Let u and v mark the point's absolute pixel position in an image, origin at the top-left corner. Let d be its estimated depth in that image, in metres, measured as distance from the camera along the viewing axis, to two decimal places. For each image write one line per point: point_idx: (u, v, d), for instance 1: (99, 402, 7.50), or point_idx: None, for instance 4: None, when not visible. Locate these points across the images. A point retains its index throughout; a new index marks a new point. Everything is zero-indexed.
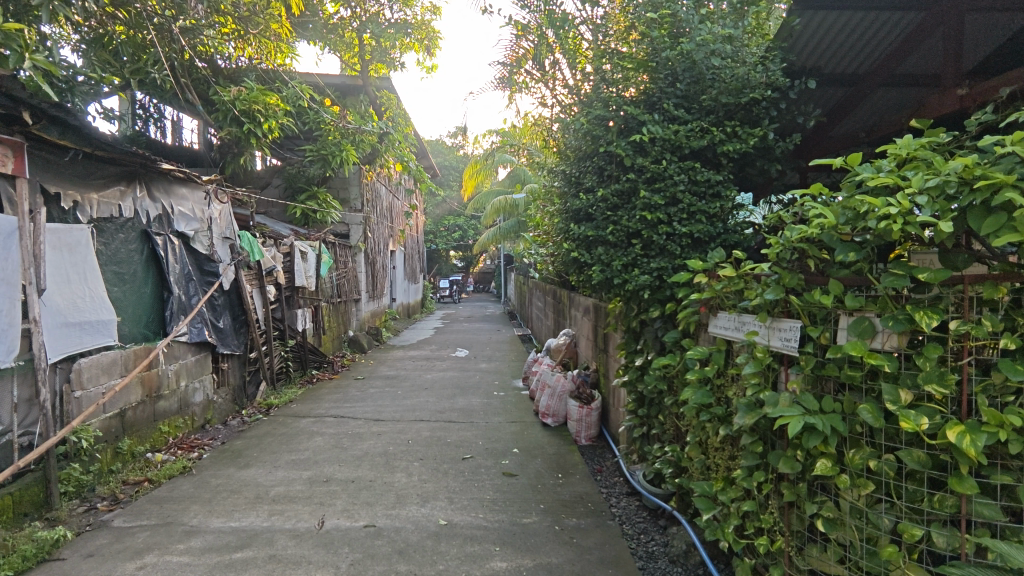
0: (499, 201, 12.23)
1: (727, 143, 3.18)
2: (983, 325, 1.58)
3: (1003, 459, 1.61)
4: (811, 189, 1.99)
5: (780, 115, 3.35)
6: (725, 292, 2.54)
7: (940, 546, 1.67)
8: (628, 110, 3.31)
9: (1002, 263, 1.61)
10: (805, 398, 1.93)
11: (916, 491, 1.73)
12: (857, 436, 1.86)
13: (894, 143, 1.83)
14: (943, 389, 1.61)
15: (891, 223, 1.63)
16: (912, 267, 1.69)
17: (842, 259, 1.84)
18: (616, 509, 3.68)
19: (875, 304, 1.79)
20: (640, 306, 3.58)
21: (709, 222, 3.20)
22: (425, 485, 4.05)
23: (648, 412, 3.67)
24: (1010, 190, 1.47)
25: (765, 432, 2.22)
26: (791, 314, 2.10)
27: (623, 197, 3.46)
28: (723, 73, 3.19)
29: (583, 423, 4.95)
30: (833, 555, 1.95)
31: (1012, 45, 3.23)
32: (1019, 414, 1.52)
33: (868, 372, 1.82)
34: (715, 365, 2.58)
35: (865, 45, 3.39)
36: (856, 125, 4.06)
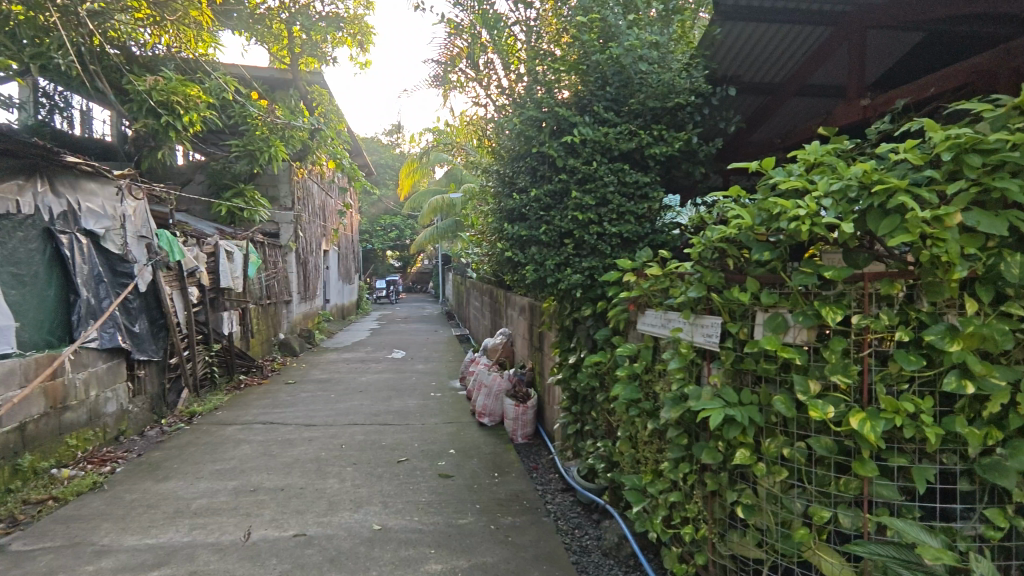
0: (436, 200, 12.09)
1: (654, 146, 3.28)
2: (881, 319, 1.70)
3: (899, 443, 1.73)
4: (730, 191, 2.08)
5: (704, 120, 3.48)
6: (652, 290, 2.61)
7: (846, 526, 1.79)
8: (560, 111, 3.36)
9: (897, 261, 1.74)
10: (724, 391, 2.01)
11: (825, 475, 1.84)
12: (772, 426, 1.96)
13: (803, 149, 1.95)
14: (848, 379, 1.72)
15: (800, 224, 1.73)
16: (818, 265, 1.80)
17: (758, 258, 1.94)
18: (551, 505, 3.72)
19: (788, 300, 1.89)
20: (573, 305, 3.65)
21: (637, 223, 3.30)
22: (358, 490, 3.95)
23: (582, 409, 3.74)
24: (903, 194, 1.59)
25: (689, 424, 2.30)
26: (712, 311, 2.19)
27: (555, 197, 3.50)
28: (649, 77, 3.28)
29: (519, 421, 4.98)
30: (752, 540, 2.05)
31: (908, 61, 3.49)
32: (912, 401, 1.66)
33: (781, 365, 1.92)
34: (643, 361, 2.66)
35: (780, 56, 3.58)
36: (771, 132, 4.29)
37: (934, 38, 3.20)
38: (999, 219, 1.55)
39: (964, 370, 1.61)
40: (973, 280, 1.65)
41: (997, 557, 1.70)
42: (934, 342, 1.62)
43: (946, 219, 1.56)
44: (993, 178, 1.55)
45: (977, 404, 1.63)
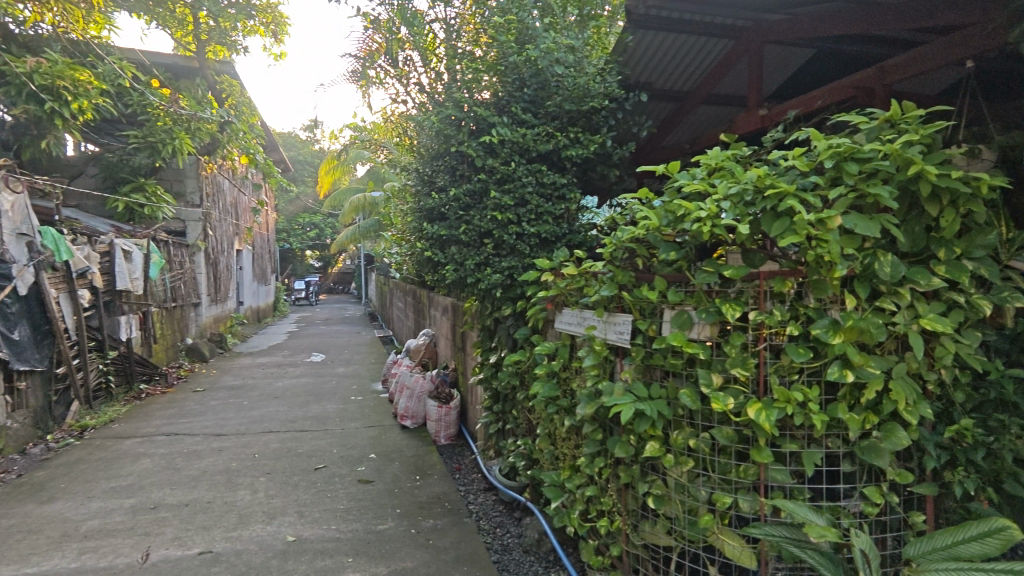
0: (358, 199, 11.74)
1: (570, 148, 3.36)
2: (774, 315, 1.81)
3: (791, 430, 1.86)
4: (639, 193, 2.16)
5: (618, 124, 3.60)
6: (568, 289, 2.67)
7: (745, 511, 1.90)
8: (478, 111, 3.36)
9: (788, 261, 1.86)
10: (635, 386, 2.08)
11: (726, 464, 1.95)
12: (679, 419, 2.05)
13: (705, 154, 2.04)
14: (746, 372, 1.83)
15: (701, 226, 1.82)
16: (719, 265, 1.90)
17: (665, 258, 2.02)
18: (473, 505, 3.71)
19: (692, 298, 1.98)
20: (493, 305, 3.67)
21: (555, 223, 3.37)
22: (271, 501, 3.77)
23: (503, 408, 3.76)
24: (792, 198, 1.72)
25: (604, 420, 2.37)
26: (624, 310, 2.27)
27: (475, 197, 3.49)
28: (564, 80, 3.34)
29: (442, 423, 4.94)
30: (662, 529, 2.14)
31: (800, 77, 3.76)
32: (801, 391, 1.78)
33: (687, 360, 2.01)
34: (560, 360, 2.71)
35: (687, 66, 3.76)
36: (681, 137, 4.50)
37: (823, 56, 3.47)
38: (873, 222, 1.70)
39: (845, 361, 1.76)
40: (852, 278, 1.79)
41: (875, 530, 1.85)
42: (820, 336, 1.74)
43: (828, 222, 1.69)
44: (867, 185, 1.70)
45: (856, 392, 1.78)
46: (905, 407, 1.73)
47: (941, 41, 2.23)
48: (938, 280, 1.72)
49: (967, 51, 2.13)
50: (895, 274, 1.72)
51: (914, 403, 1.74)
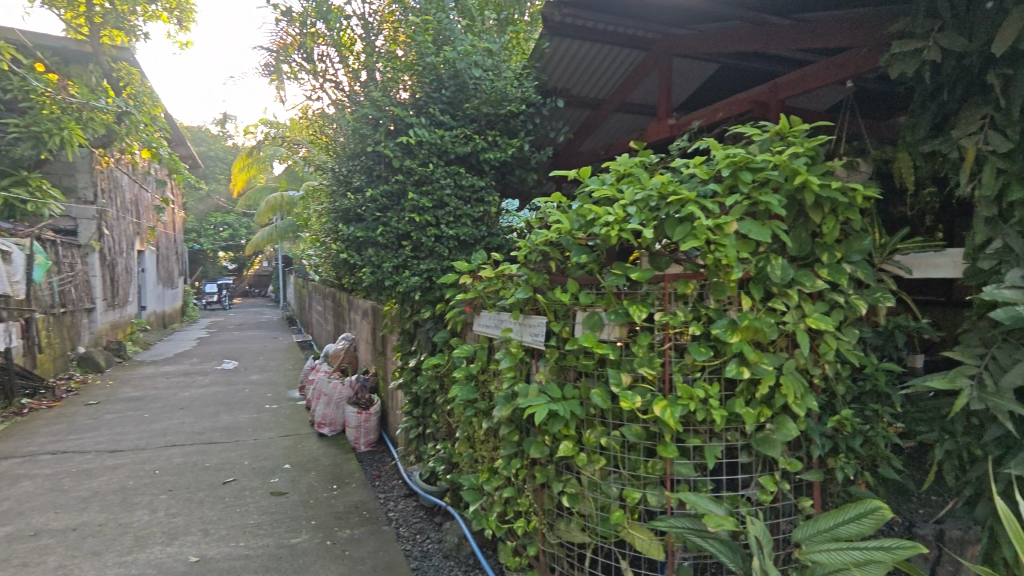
0: (275, 198, 11.05)
1: (488, 151, 3.39)
2: (678, 315, 1.89)
3: (695, 426, 1.95)
4: (552, 197, 2.19)
5: (536, 129, 3.66)
6: (486, 292, 2.67)
7: (653, 504, 1.98)
8: (395, 111, 3.30)
9: (690, 264, 1.95)
10: (549, 387, 2.11)
11: (636, 460, 2.01)
12: (592, 418, 2.10)
13: (615, 160, 2.11)
14: (652, 371, 1.91)
15: (610, 230, 1.88)
16: (626, 268, 1.97)
17: (577, 261, 2.07)
18: (393, 513, 3.64)
19: (603, 300, 2.04)
20: (413, 307, 3.62)
21: (473, 225, 3.39)
22: (173, 520, 3.52)
23: (423, 412, 3.71)
24: (692, 205, 1.80)
25: (520, 421, 2.39)
26: (539, 312, 2.30)
27: (392, 198, 3.42)
28: (482, 84, 3.35)
29: (361, 430, 4.81)
30: (577, 526, 2.18)
31: (706, 89, 3.97)
32: (702, 388, 1.87)
33: (598, 361, 2.06)
34: (479, 362, 2.71)
35: (602, 74, 3.88)
36: (598, 143, 4.64)
37: (726, 70, 3.67)
38: (765, 228, 1.81)
39: (742, 359, 1.86)
40: (748, 280, 1.90)
41: (769, 517, 1.97)
42: (719, 335, 1.84)
43: (724, 227, 1.79)
44: (760, 193, 1.81)
45: (752, 387, 1.89)
46: (794, 401, 1.85)
47: (825, 61, 2.41)
48: (822, 282, 1.86)
49: (846, 72, 2.32)
50: (785, 277, 1.84)
51: (802, 397, 1.87)
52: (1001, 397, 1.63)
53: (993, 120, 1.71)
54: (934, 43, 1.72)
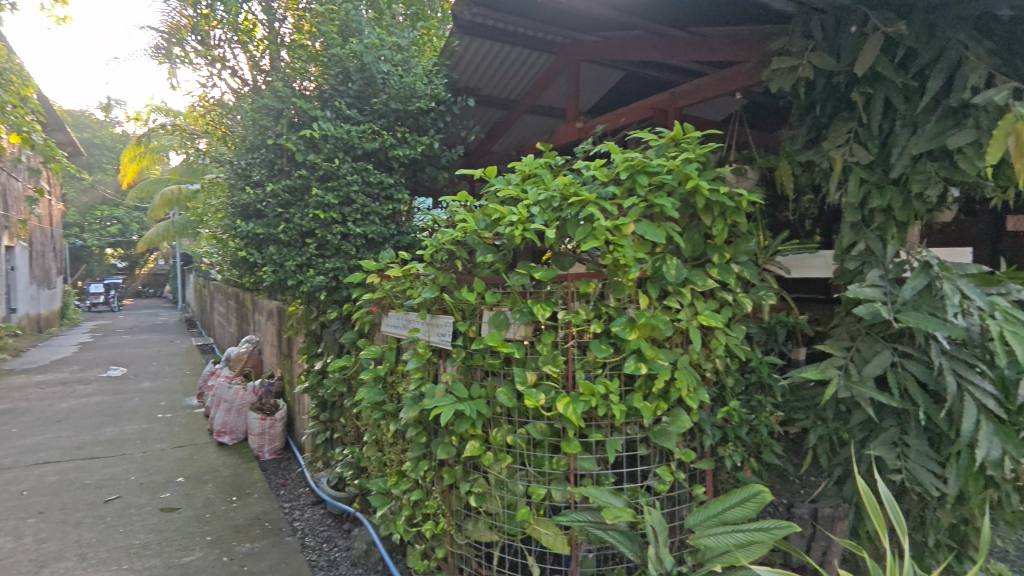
0: (170, 191, 10.22)
1: (397, 148, 3.32)
2: (580, 313, 1.94)
3: (596, 421, 2.00)
4: (458, 196, 2.18)
5: (446, 127, 3.64)
6: (393, 291, 2.61)
7: (557, 499, 2.01)
8: (298, 103, 3.15)
9: (592, 264, 2.01)
10: (455, 387, 2.10)
11: (541, 457, 2.04)
12: (498, 417, 2.11)
13: (520, 161, 2.13)
14: (556, 368, 1.94)
15: (514, 229, 1.90)
16: (531, 267, 1.99)
17: (483, 260, 2.07)
18: (298, 523, 3.47)
19: (508, 299, 2.05)
20: (319, 308, 3.50)
21: (382, 223, 3.32)
22: (43, 546, 3.17)
23: (331, 416, 3.57)
24: (592, 206, 1.85)
25: (428, 423, 2.35)
26: (446, 312, 2.28)
27: (295, 194, 3.25)
28: (391, 79, 3.27)
29: (265, 437, 4.56)
30: (484, 526, 2.19)
31: (613, 96, 4.12)
32: (603, 384, 1.92)
33: (504, 359, 2.08)
34: (387, 363, 2.64)
35: (513, 77, 3.92)
36: (510, 144, 4.71)
37: (630, 78, 3.81)
38: (660, 229, 1.88)
39: (640, 355, 1.93)
40: (645, 279, 1.98)
41: (666, 505, 2.07)
42: (618, 333, 1.90)
43: (622, 228, 1.84)
44: (655, 196, 1.89)
45: (649, 382, 1.96)
46: (688, 394, 1.95)
47: (717, 73, 2.56)
48: (712, 282, 1.97)
49: (736, 84, 2.47)
50: (678, 276, 1.93)
51: (694, 390, 1.97)
52: (863, 385, 1.80)
53: (857, 134, 1.88)
54: (808, 61, 1.86)
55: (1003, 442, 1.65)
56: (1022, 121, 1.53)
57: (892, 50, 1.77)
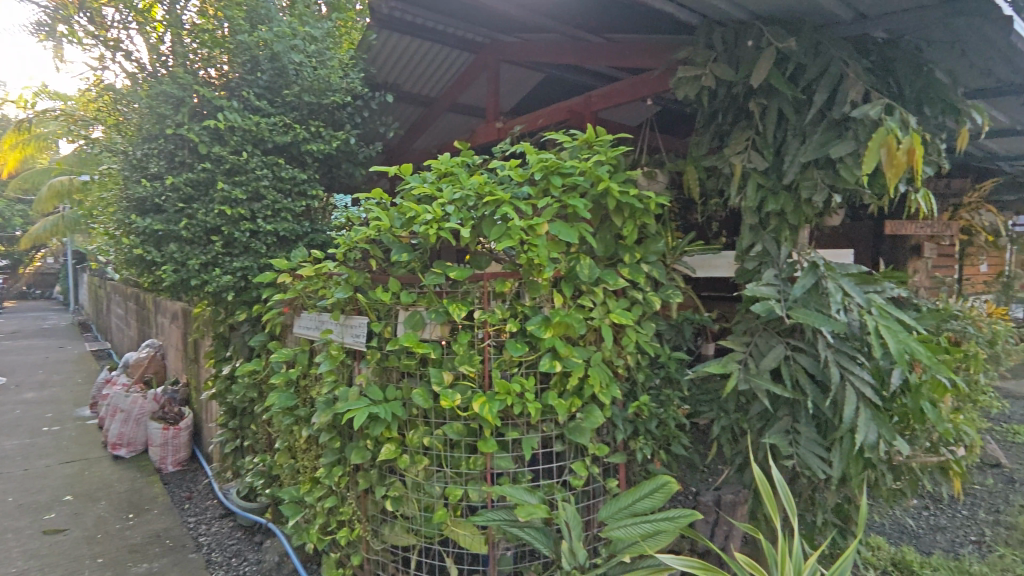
0: (59, 182, 9.33)
1: (311, 142, 3.20)
2: (496, 312, 1.95)
3: (512, 419, 2.02)
4: (372, 193, 2.13)
5: (363, 123, 3.55)
6: (306, 291, 2.51)
7: (474, 499, 2.00)
8: (201, 91, 2.96)
9: (508, 264, 2.02)
10: (369, 390, 2.04)
11: (458, 457, 2.03)
12: (414, 418, 2.08)
13: (436, 159, 2.11)
14: (472, 368, 1.94)
15: (428, 228, 1.87)
16: (446, 267, 1.98)
17: (397, 259, 2.03)
18: (204, 537, 3.27)
19: (424, 299, 2.03)
20: (227, 309, 3.31)
21: (295, 221, 3.19)
22: None
23: (240, 423, 3.39)
24: (507, 205, 1.86)
25: (342, 427, 2.28)
26: (361, 312, 2.22)
27: (199, 187, 3.03)
28: (303, 70, 3.16)
29: (169, 447, 4.26)
30: (401, 530, 2.15)
31: (533, 97, 4.17)
32: (519, 382, 1.93)
33: (420, 360, 2.05)
34: (299, 367, 2.53)
35: (433, 74, 3.89)
36: (431, 142, 4.67)
37: (549, 80, 3.87)
38: (573, 229, 1.92)
39: (554, 353, 1.95)
40: (560, 279, 2.01)
41: (582, 500, 2.11)
42: (533, 331, 1.92)
43: (536, 228, 1.86)
44: (568, 197, 1.92)
45: (564, 379, 2.00)
46: (601, 389, 2.00)
47: (630, 79, 2.64)
48: (623, 281, 2.04)
49: (647, 90, 2.55)
50: (592, 276, 1.98)
51: (607, 386, 2.02)
52: (760, 377, 1.91)
53: (754, 142, 2.00)
54: (710, 71, 1.96)
55: (878, 426, 1.81)
56: (892, 135, 1.68)
57: (784, 65, 1.90)
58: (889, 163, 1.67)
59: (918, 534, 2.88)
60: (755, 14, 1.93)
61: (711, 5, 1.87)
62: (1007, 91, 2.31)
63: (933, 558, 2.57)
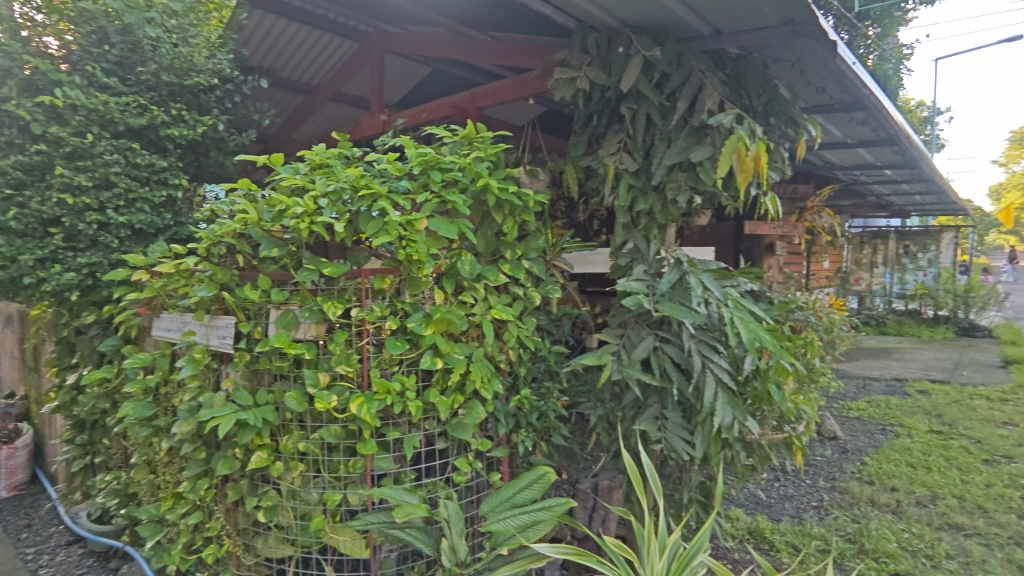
0: None
1: (172, 127, 2.93)
2: (375, 310, 1.89)
3: (393, 418, 1.97)
4: (239, 183, 1.99)
5: (233, 108, 3.31)
6: (166, 290, 2.29)
7: (354, 503, 1.94)
8: (34, 62, 2.59)
9: (387, 259, 1.97)
10: (237, 395, 1.91)
11: (337, 461, 1.95)
12: (288, 423, 1.96)
13: (311, 150, 2.01)
14: (349, 368, 1.87)
15: (300, 222, 1.79)
16: (321, 263, 1.89)
17: (268, 255, 1.91)
18: (45, 570, 2.88)
19: (297, 297, 1.92)
20: (72, 310, 2.93)
21: (153, 212, 2.89)
22: None
23: (91, 438, 3.02)
24: (384, 200, 1.81)
25: (208, 436, 2.11)
26: (227, 312, 2.06)
27: (33, 172, 2.66)
28: (161, 47, 2.86)
29: (2, 470, 3.70)
30: (275, 542, 2.03)
31: (420, 91, 4.11)
32: (399, 381, 1.89)
33: (294, 361, 1.95)
34: (158, 373, 2.30)
35: (314, 61, 3.75)
36: (313, 132, 4.46)
37: (436, 75, 3.84)
38: (453, 226, 1.91)
39: (436, 349, 1.93)
40: (441, 275, 2.00)
41: (465, 495, 2.12)
42: (414, 329, 1.88)
43: (414, 223, 1.83)
44: (447, 192, 1.91)
45: (446, 376, 1.98)
46: (482, 385, 2.00)
47: (512, 78, 2.68)
48: (503, 277, 2.06)
49: (529, 90, 2.60)
50: (472, 272, 1.98)
51: (489, 381, 2.03)
52: (631, 367, 2.02)
53: (626, 144, 2.10)
54: (585, 75, 2.04)
55: (733, 409, 1.98)
56: (741, 142, 1.85)
57: (651, 73, 2.02)
58: (739, 168, 1.85)
59: (771, 504, 3.19)
60: (625, 22, 2.03)
61: (584, 11, 1.95)
62: (841, 108, 2.61)
63: (781, 524, 2.87)
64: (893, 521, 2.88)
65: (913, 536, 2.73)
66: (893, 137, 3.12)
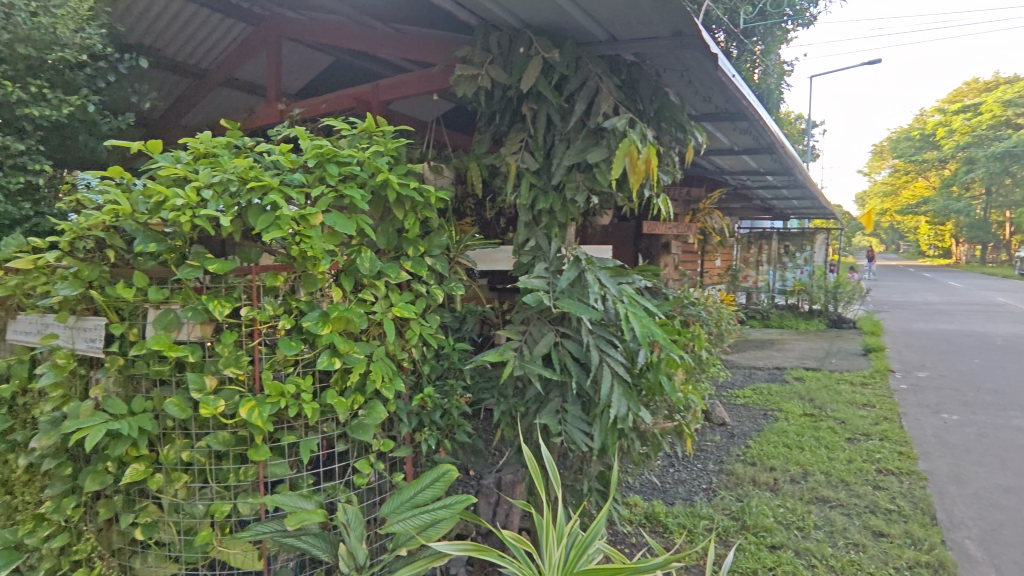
0: None
1: (30, 105, 2.63)
2: (266, 309, 1.79)
3: (288, 422, 1.88)
4: (107, 171, 1.81)
5: (106, 89, 3.03)
6: (23, 288, 2.04)
7: (245, 514, 1.83)
8: None
9: (281, 255, 1.87)
10: (109, 404, 1.74)
11: (226, 470, 1.83)
12: (169, 431, 1.82)
13: (194, 138, 1.88)
14: (238, 370, 1.76)
15: (180, 215, 1.66)
16: (206, 259, 1.77)
17: (143, 250, 1.76)
18: None
19: (179, 295, 1.79)
20: None
21: (8, 201, 2.62)
22: None
23: None
24: (275, 193, 1.72)
25: (75, 449, 1.91)
26: (97, 312, 1.88)
27: None
28: (15, 15, 2.52)
29: None
30: (156, 560, 1.88)
31: (320, 81, 3.95)
32: (294, 382, 1.81)
33: (176, 365, 1.80)
34: (15, 381, 2.05)
35: (202, 42, 3.53)
36: (202, 119, 4.16)
37: (338, 64, 3.70)
38: (351, 221, 1.84)
39: (333, 349, 1.86)
40: (339, 272, 1.94)
41: (366, 498, 2.07)
42: (309, 328, 1.81)
43: (309, 218, 1.76)
44: (345, 186, 1.85)
45: (345, 376, 1.92)
46: (383, 384, 1.95)
47: (415, 72, 2.63)
48: (405, 274, 2.02)
49: (432, 85, 2.57)
50: (372, 268, 1.93)
51: (391, 380, 1.98)
52: (533, 363, 2.06)
53: (527, 143, 2.14)
54: (486, 73, 2.05)
55: (628, 400, 2.07)
56: (634, 146, 1.94)
57: (550, 74, 2.06)
58: (632, 170, 1.94)
59: (665, 488, 3.38)
60: (526, 23, 2.06)
61: (485, 8, 1.96)
62: (724, 116, 2.80)
63: (675, 507, 3.04)
64: (771, 497, 3.14)
65: (787, 511, 3.00)
66: (771, 145, 3.39)
